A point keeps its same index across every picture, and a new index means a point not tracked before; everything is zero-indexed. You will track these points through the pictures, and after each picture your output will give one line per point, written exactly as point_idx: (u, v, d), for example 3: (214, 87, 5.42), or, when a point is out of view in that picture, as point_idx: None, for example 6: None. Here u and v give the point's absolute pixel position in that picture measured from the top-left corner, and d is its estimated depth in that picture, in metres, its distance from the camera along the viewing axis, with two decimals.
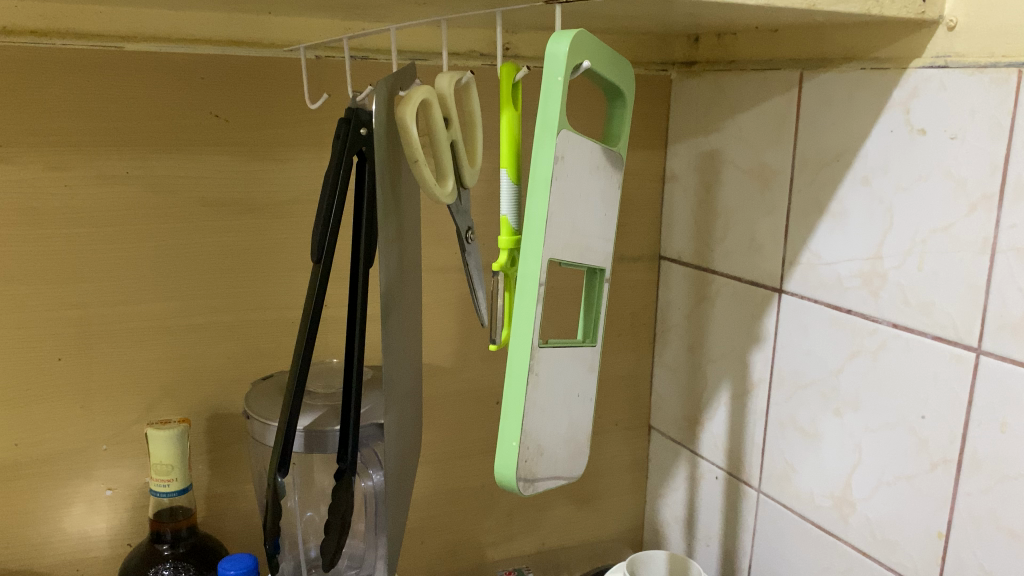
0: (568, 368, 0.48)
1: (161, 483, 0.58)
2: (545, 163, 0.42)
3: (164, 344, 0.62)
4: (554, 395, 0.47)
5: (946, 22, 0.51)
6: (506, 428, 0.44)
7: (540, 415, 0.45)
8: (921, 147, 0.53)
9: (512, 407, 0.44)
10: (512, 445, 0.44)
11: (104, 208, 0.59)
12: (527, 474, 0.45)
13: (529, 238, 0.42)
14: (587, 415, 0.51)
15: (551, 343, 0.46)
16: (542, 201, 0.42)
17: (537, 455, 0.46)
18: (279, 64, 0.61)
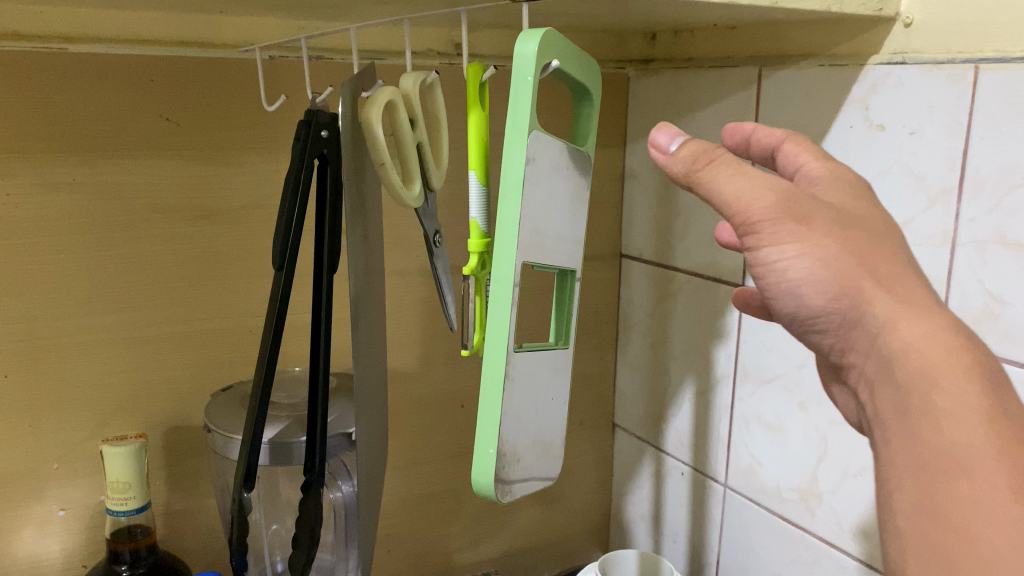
0: (541, 371, 0.47)
1: (118, 502, 0.56)
2: (517, 166, 0.41)
3: (116, 357, 0.60)
4: (528, 399, 0.46)
5: (902, 20, 0.52)
6: (484, 435, 0.43)
7: (514, 420, 0.45)
8: (880, 143, 0.54)
9: (488, 415, 0.43)
10: (489, 452, 0.43)
11: (50, 217, 0.56)
12: (504, 481, 0.44)
13: (504, 240, 0.42)
14: (560, 417, 0.51)
15: (525, 348, 0.45)
16: (515, 204, 0.41)
17: (512, 462, 0.45)
18: (232, 65, 0.59)
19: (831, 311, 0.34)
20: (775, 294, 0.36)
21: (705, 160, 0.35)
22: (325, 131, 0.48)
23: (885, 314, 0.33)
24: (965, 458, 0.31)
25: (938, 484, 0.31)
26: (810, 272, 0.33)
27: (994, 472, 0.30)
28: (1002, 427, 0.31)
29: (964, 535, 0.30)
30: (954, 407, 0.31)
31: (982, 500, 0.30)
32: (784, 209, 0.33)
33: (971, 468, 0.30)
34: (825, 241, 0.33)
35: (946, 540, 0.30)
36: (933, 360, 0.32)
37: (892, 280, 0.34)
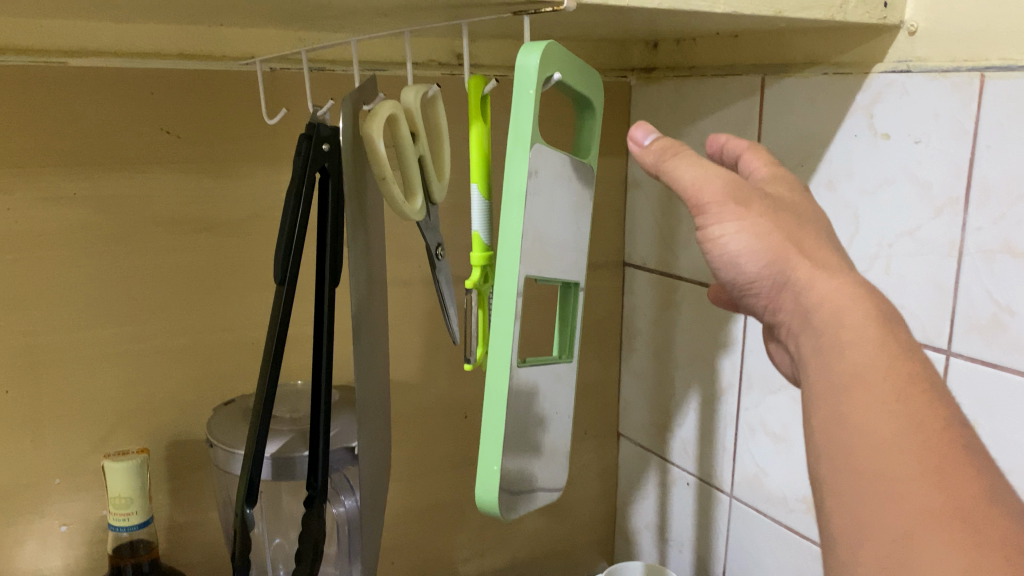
0: (545, 386, 0.47)
1: (120, 518, 0.55)
2: (519, 179, 0.41)
3: (118, 371, 0.60)
4: (532, 415, 0.46)
5: (907, 27, 0.52)
6: (487, 452, 0.43)
7: (518, 436, 0.44)
8: (884, 151, 0.54)
9: (491, 431, 0.43)
10: (493, 468, 0.43)
11: (51, 231, 0.56)
12: (507, 498, 0.44)
13: (506, 253, 0.41)
14: (564, 432, 0.50)
15: (528, 362, 0.45)
16: (518, 218, 0.41)
17: (516, 479, 0.45)
18: (232, 77, 0.59)
19: (763, 277, 0.36)
20: (724, 273, 0.38)
21: (672, 152, 0.38)
22: (326, 145, 0.48)
23: (807, 281, 0.35)
24: (866, 405, 0.31)
25: (840, 429, 0.32)
26: (747, 247, 0.35)
27: (895, 417, 0.31)
28: (903, 362, 0.32)
29: (861, 478, 0.30)
30: (857, 359, 0.32)
31: (881, 447, 0.30)
32: (729, 192, 0.36)
33: (869, 413, 0.31)
34: (761, 219, 0.36)
35: (848, 482, 0.31)
36: (847, 316, 0.34)
37: (823, 256, 0.36)
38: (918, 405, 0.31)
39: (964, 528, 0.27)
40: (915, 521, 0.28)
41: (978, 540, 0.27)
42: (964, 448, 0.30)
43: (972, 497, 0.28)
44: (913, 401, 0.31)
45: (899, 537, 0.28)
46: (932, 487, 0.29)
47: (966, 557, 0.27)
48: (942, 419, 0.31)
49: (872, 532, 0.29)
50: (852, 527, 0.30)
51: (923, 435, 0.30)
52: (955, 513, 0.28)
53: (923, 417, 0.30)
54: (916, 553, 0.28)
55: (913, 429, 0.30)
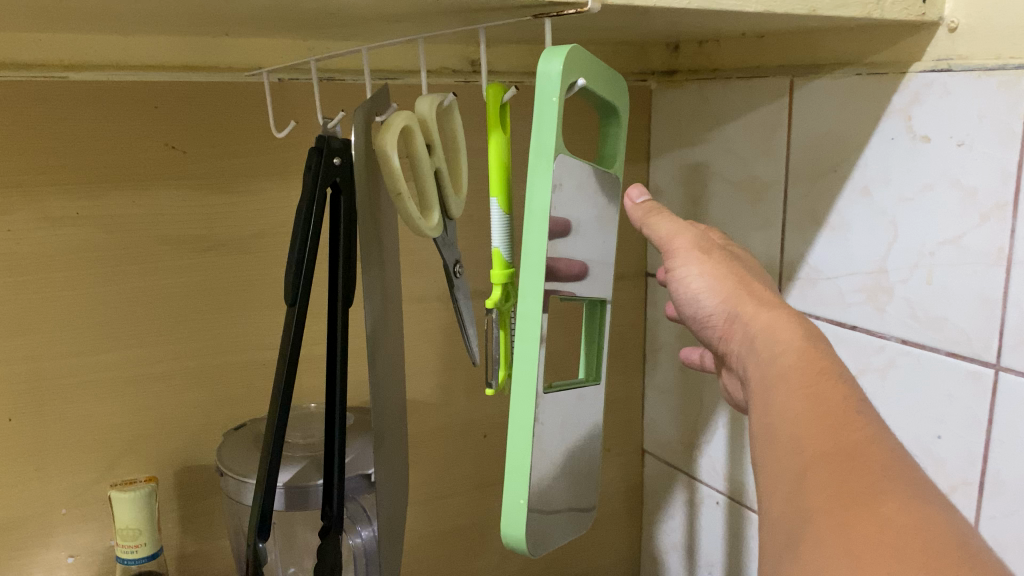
0: (571, 411, 0.45)
1: (128, 550, 0.53)
2: (542, 194, 0.38)
3: (125, 396, 0.57)
4: (558, 443, 0.43)
5: (947, 23, 0.49)
6: (512, 485, 0.40)
7: (544, 467, 0.42)
8: (924, 155, 0.51)
9: (517, 463, 0.40)
10: (520, 503, 0.40)
11: (53, 253, 0.54)
12: (535, 534, 0.41)
13: (529, 273, 0.39)
14: (593, 457, 0.48)
15: (554, 388, 0.43)
16: (541, 235, 0.38)
17: (543, 513, 0.42)
18: (239, 89, 0.57)
19: (718, 312, 0.41)
20: (691, 315, 0.44)
21: (655, 211, 0.44)
22: (337, 159, 0.45)
23: (752, 312, 0.40)
24: (783, 390, 0.35)
25: (762, 412, 0.35)
26: (705, 286, 0.42)
27: (803, 390, 0.34)
28: (816, 357, 0.35)
29: (773, 445, 0.33)
30: (782, 359, 0.36)
31: (789, 415, 0.33)
32: (694, 243, 0.43)
33: (784, 393, 0.34)
34: (718, 265, 0.42)
35: (767, 454, 0.34)
36: (780, 334, 0.38)
37: (768, 293, 0.41)
38: (827, 383, 0.34)
39: (845, 466, 0.30)
40: (808, 467, 0.31)
41: (856, 474, 0.30)
42: (863, 414, 0.33)
43: (859, 442, 0.31)
44: (820, 378, 0.34)
45: (797, 484, 0.31)
46: (822, 437, 0.31)
47: (843, 486, 0.29)
48: (846, 395, 0.33)
49: (781, 486, 0.32)
50: (769, 489, 0.33)
51: (824, 402, 0.33)
52: (838, 456, 0.31)
53: (827, 389, 0.33)
54: (808, 491, 0.30)
55: (814, 398, 0.33)
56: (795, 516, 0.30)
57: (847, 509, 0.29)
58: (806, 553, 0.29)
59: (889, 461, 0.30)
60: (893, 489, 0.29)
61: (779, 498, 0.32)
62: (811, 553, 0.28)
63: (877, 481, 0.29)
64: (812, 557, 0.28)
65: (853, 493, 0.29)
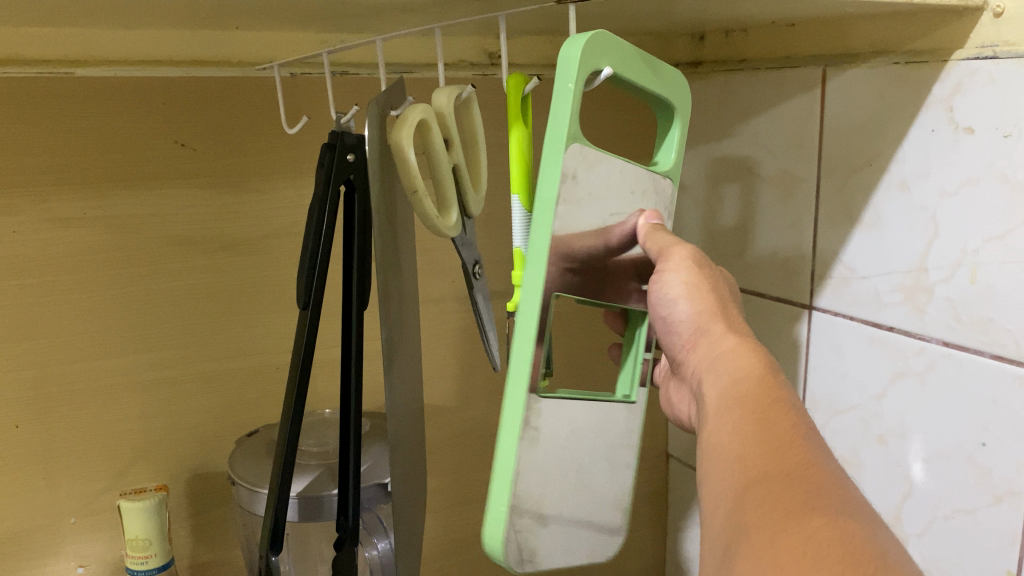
0: (578, 425, 0.43)
1: (138, 561, 0.51)
2: (551, 185, 0.37)
3: (134, 402, 0.56)
4: (556, 456, 0.42)
5: (992, 8, 0.46)
6: (498, 488, 0.39)
7: (535, 476, 0.40)
8: (968, 148, 0.48)
9: (503, 467, 0.39)
10: (502, 508, 0.38)
11: (60, 254, 0.52)
12: (519, 548, 0.40)
13: (537, 264, 0.37)
14: (608, 484, 0.46)
15: (553, 393, 0.41)
16: (546, 229, 0.37)
17: (534, 527, 0.40)
18: (250, 84, 0.55)
19: (688, 325, 0.39)
20: (665, 331, 0.41)
21: (659, 231, 0.42)
22: (351, 155, 0.43)
23: (721, 334, 0.37)
24: (733, 416, 0.32)
25: (711, 432, 0.33)
26: (684, 298, 0.39)
27: (754, 414, 0.31)
28: (772, 386, 0.33)
29: (719, 464, 0.31)
30: (739, 385, 0.34)
31: (735, 435, 0.31)
32: (693, 257, 0.40)
33: (734, 416, 0.32)
34: (703, 280, 0.39)
35: (710, 478, 0.31)
36: (740, 362, 0.35)
37: (743, 322, 0.38)
38: (777, 413, 0.31)
39: (783, 484, 0.28)
40: (747, 488, 0.29)
41: (789, 491, 0.27)
42: (812, 443, 0.30)
43: (801, 463, 0.28)
44: (772, 408, 0.31)
45: (736, 501, 0.29)
46: (764, 460, 0.29)
47: (776, 503, 0.27)
48: (797, 423, 0.31)
49: (721, 507, 0.29)
50: (711, 506, 0.30)
51: (772, 428, 0.30)
52: (780, 477, 0.28)
53: (778, 414, 0.31)
54: (745, 508, 0.28)
55: (765, 424, 0.31)
56: (728, 533, 0.28)
57: (777, 524, 0.26)
58: (735, 566, 0.26)
59: (832, 481, 0.28)
60: (826, 505, 0.26)
61: (718, 516, 0.29)
62: (737, 570, 0.26)
63: (812, 498, 0.27)
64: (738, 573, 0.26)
65: (786, 509, 0.27)
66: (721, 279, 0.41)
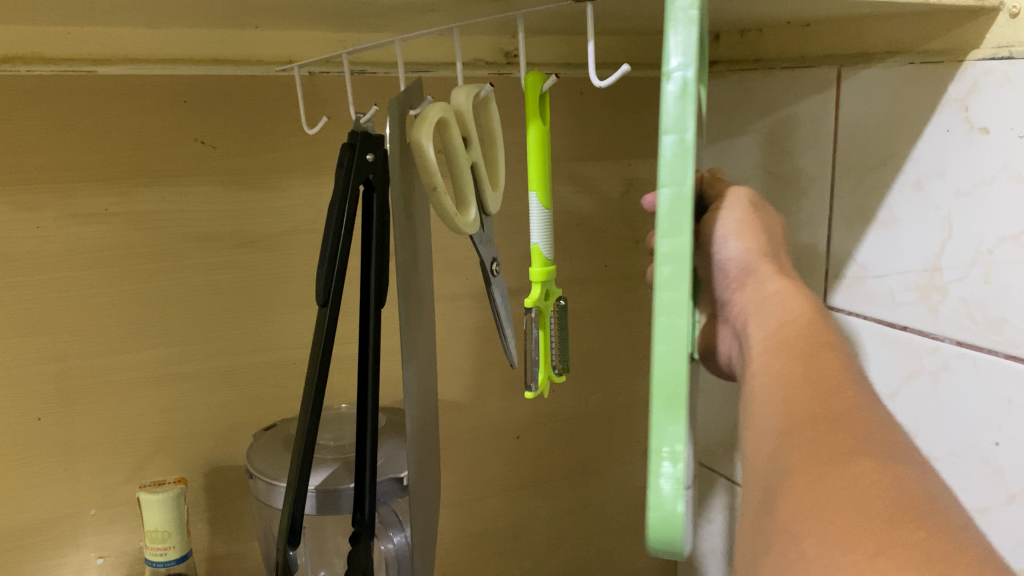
0: None
1: (157, 552, 0.52)
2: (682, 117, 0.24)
3: (154, 395, 0.56)
4: None
5: (1008, 9, 0.45)
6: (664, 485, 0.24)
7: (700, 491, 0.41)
8: (984, 148, 0.48)
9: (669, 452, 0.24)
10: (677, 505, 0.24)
11: (82, 250, 0.53)
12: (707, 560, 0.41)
13: (675, 232, 0.24)
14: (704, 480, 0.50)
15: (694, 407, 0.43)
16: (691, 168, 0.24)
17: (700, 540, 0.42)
18: (270, 83, 0.55)
19: (733, 263, 0.40)
20: (707, 270, 0.42)
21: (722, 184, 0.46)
22: (370, 155, 0.44)
23: (769, 279, 0.38)
24: (781, 360, 0.33)
25: (756, 372, 0.33)
26: (734, 233, 0.41)
27: (801, 358, 0.32)
28: (822, 335, 0.34)
29: (763, 402, 0.32)
30: (786, 333, 0.34)
31: (781, 377, 0.32)
32: (746, 204, 0.43)
33: (781, 358, 0.33)
34: (755, 224, 0.42)
35: (755, 417, 0.32)
36: (788, 312, 0.36)
37: (790, 273, 0.40)
38: (824, 361, 0.32)
39: (828, 427, 0.28)
40: (793, 428, 0.29)
41: (835, 434, 0.28)
42: (859, 391, 0.31)
43: (848, 409, 0.29)
44: (820, 355, 0.32)
45: (780, 441, 0.29)
46: (811, 404, 0.30)
47: (821, 444, 0.28)
48: (844, 371, 0.32)
49: (765, 446, 0.30)
50: (754, 444, 0.31)
51: (819, 374, 0.31)
52: (827, 420, 0.29)
53: (826, 362, 0.32)
54: (787, 448, 0.29)
55: (812, 370, 0.31)
56: (772, 470, 0.28)
57: (820, 465, 0.27)
58: (778, 505, 0.27)
59: (874, 428, 0.28)
60: (872, 452, 0.27)
61: (760, 453, 0.30)
62: (780, 506, 0.27)
63: (858, 445, 0.27)
64: (783, 510, 0.27)
65: (832, 450, 0.27)
66: (772, 232, 0.43)
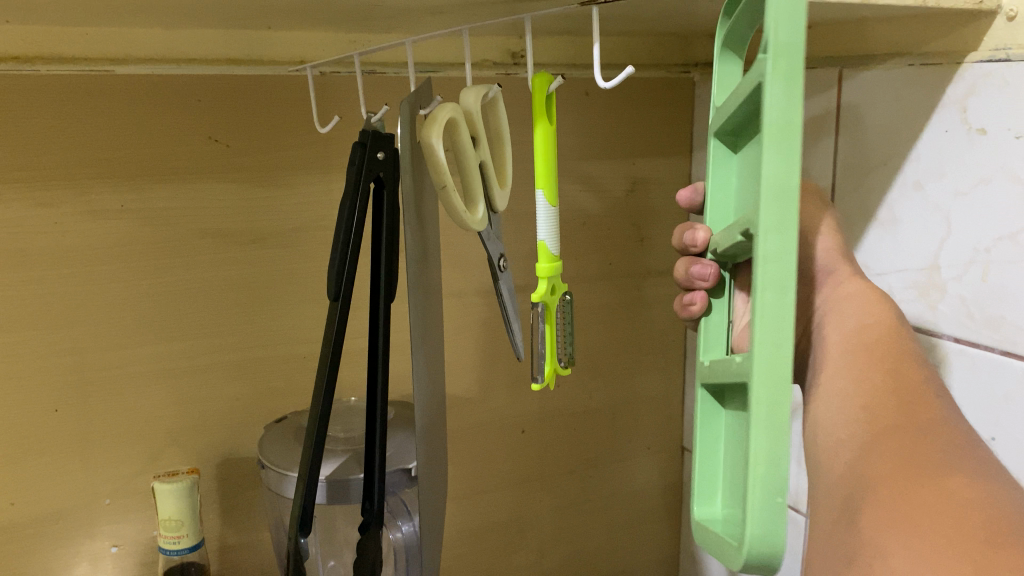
0: None
1: (171, 540, 0.53)
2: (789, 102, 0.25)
3: (167, 388, 0.58)
4: None
5: (1006, 12, 0.46)
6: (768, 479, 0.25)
7: None
8: (982, 148, 0.49)
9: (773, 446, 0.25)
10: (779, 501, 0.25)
11: (99, 245, 0.54)
12: None
13: (780, 228, 0.25)
14: None
15: None
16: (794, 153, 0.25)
17: None
18: (283, 82, 0.57)
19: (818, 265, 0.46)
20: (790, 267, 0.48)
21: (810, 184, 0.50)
22: (381, 153, 0.45)
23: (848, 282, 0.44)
24: (863, 374, 0.37)
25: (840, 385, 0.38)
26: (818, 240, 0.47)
27: (882, 374, 0.37)
28: (901, 353, 0.38)
29: (846, 414, 0.36)
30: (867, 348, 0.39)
31: (863, 391, 0.37)
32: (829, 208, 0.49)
33: (862, 372, 0.38)
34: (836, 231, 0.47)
35: (839, 428, 0.36)
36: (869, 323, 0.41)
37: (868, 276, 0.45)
38: (903, 379, 0.36)
39: (911, 441, 0.33)
40: (875, 440, 0.34)
41: (917, 447, 0.32)
42: (938, 408, 0.35)
43: (927, 430, 0.33)
44: (899, 375, 0.37)
45: (862, 451, 0.34)
46: (892, 419, 0.34)
47: (905, 460, 0.32)
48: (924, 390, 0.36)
49: (849, 457, 0.34)
50: (834, 456, 0.36)
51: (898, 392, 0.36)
52: (909, 436, 0.33)
53: (906, 381, 0.36)
54: (870, 460, 0.33)
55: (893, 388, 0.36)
56: (855, 479, 0.33)
57: (906, 477, 0.31)
58: (861, 517, 0.31)
59: (958, 443, 0.32)
60: (955, 466, 0.31)
61: (841, 462, 0.35)
62: (865, 512, 0.31)
63: (940, 460, 0.32)
64: (867, 515, 0.31)
65: (917, 469, 0.31)
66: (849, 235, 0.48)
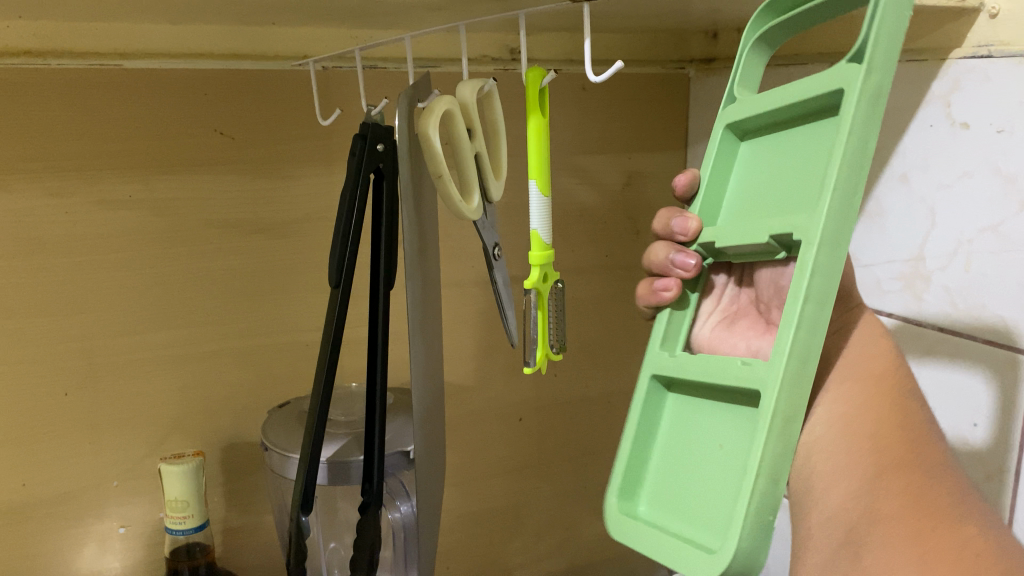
0: None
1: (176, 521, 0.55)
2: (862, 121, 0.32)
3: (173, 373, 0.59)
4: None
5: (988, 10, 0.48)
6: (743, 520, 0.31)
7: None
8: (966, 142, 0.50)
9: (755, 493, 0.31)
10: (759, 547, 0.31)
11: (108, 233, 0.56)
12: None
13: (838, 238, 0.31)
14: None
15: None
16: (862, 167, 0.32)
17: None
18: (286, 77, 0.58)
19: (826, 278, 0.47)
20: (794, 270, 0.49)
21: None
22: (381, 145, 0.46)
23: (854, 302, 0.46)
24: (857, 394, 0.39)
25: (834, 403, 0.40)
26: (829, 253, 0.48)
27: (879, 401, 0.39)
28: (894, 373, 0.40)
29: (843, 435, 0.38)
30: (862, 367, 0.41)
31: (863, 415, 0.39)
32: None
33: (859, 392, 0.40)
34: None
35: (834, 448, 0.38)
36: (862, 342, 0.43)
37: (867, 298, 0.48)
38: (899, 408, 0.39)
39: (919, 486, 0.35)
40: (881, 476, 0.36)
41: (925, 491, 0.35)
42: (932, 442, 0.38)
43: (930, 471, 0.36)
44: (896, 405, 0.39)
45: (869, 484, 0.36)
46: (897, 456, 0.37)
47: (916, 505, 0.35)
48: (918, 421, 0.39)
49: (850, 486, 0.37)
50: (830, 478, 0.38)
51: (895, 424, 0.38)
52: (916, 478, 0.36)
53: (902, 412, 0.39)
54: (880, 503, 0.36)
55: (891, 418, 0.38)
56: (864, 515, 0.36)
57: (918, 524, 0.34)
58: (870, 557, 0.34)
59: (957, 490, 0.36)
60: (963, 515, 0.34)
61: (842, 490, 0.37)
62: (879, 554, 0.34)
63: (950, 508, 0.35)
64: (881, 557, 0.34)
65: (927, 518, 0.34)
66: None
